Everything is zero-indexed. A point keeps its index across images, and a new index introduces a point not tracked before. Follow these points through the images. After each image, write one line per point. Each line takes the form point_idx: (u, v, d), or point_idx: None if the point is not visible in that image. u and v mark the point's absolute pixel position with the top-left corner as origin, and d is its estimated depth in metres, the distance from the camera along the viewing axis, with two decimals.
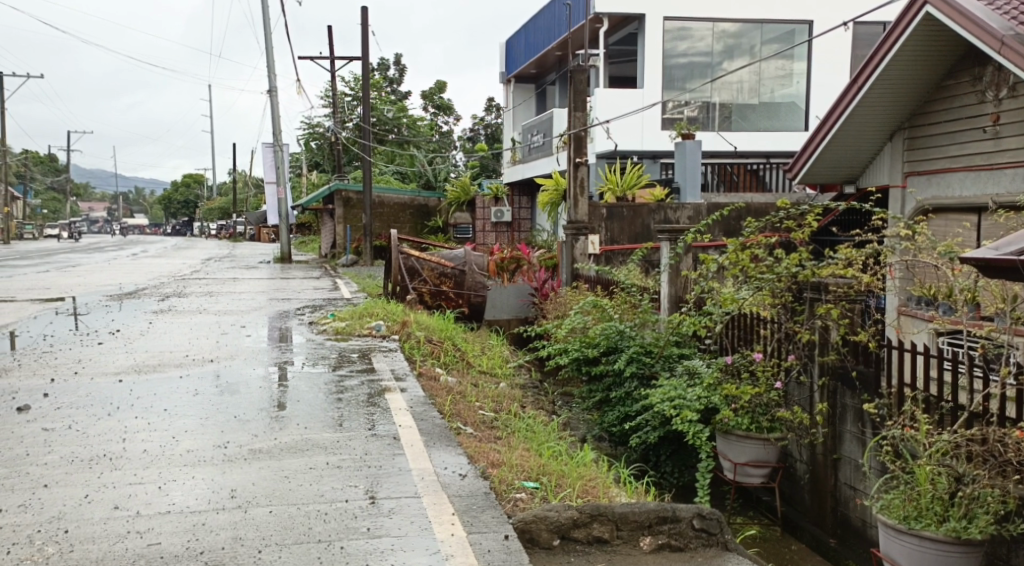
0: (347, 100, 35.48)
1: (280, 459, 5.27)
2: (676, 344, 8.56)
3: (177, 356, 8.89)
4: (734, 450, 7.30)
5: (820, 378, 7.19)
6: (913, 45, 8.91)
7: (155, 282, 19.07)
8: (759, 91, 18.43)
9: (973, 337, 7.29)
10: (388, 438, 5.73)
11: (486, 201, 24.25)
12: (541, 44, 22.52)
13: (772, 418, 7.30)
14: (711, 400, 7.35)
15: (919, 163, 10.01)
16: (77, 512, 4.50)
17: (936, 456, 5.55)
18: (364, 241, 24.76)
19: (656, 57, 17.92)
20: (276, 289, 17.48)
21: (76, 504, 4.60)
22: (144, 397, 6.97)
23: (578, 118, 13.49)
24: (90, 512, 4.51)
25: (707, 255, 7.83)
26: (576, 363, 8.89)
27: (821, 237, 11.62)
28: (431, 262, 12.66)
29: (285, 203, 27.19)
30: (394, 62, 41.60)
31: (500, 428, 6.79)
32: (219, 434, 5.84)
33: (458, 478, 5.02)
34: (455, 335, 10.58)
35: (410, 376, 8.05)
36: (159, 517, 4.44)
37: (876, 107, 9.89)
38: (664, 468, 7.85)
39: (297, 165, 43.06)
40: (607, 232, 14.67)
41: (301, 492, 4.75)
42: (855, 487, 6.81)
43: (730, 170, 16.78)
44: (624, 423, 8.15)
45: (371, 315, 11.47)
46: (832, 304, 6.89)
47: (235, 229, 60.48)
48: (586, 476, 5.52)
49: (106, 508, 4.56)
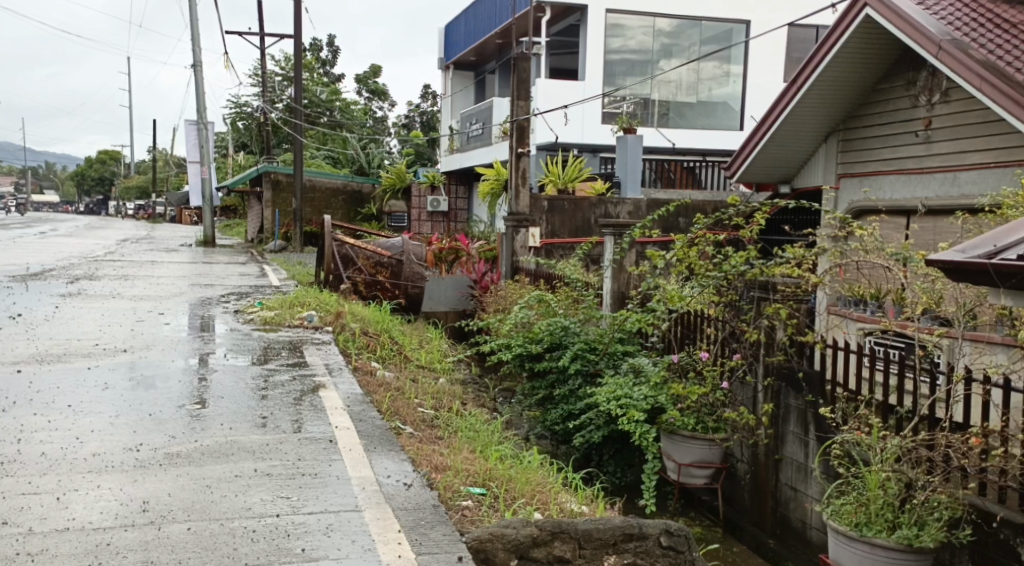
0: (277, 80, 34.55)
1: (201, 465, 4.84)
2: (620, 340, 8.21)
3: (86, 345, 8.31)
4: (679, 450, 6.88)
5: (764, 379, 6.81)
6: (852, 46, 8.79)
7: (66, 263, 18.09)
8: (696, 89, 18.30)
9: (904, 338, 7.20)
10: (324, 441, 5.35)
11: (422, 189, 23.65)
12: (481, 31, 22.12)
13: (718, 419, 6.91)
14: (658, 399, 6.96)
15: (855, 164, 9.88)
16: None
17: (888, 460, 5.13)
18: (294, 227, 24.05)
19: (596, 51, 17.64)
20: (198, 274, 16.76)
21: None
22: (44, 392, 6.43)
23: (520, 107, 13.15)
24: None
25: (654, 251, 7.40)
26: (519, 360, 8.52)
27: (770, 235, 11.53)
28: (366, 250, 12.24)
29: (210, 184, 26.23)
30: (327, 43, 40.63)
31: (441, 427, 6.49)
32: (130, 435, 5.38)
33: (403, 488, 4.66)
34: (392, 328, 10.19)
35: (344, 370, 7.67)
36: (56, 536, 4.00)
37: (814, 108, 9.75)
38: (607, 467, 7.51)
39: (223, 145, 41.92)
40: (548, 225, 14.32)
41: (226, 505, 4.34)
42: (796, 489, 6.48)
43: (667, 166, 16.66)
44: (568, 422, 7.82)
45: (303, 304, 10.97)
46: (780, 303, 6.55)
47: (154, 209, 58.52)
48: (535, 480, 5.22)
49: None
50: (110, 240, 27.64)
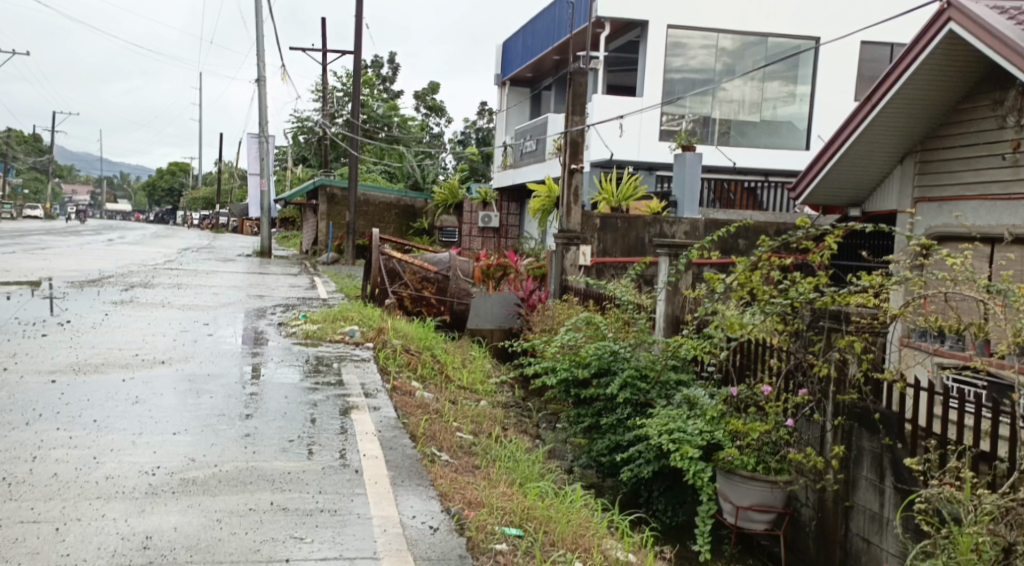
0: (337, 95, 34.65)
1: (215, 495, 4.46)
2: (673, 368, 7.70)
3: (125, 355, 8.06)
4: (737, 491, 6.27)
5: (834, 418, 6.23)
6: (933, 62, 8.22)
7: (123, 270, 18.13)
8: (759, 107, 17.75)
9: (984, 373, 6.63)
10: (350, 471, 4.95)
11: (474, 204, 23.32)
12: (539, 47, 21.79)
13: (781, 460, 6.32)
14: (715, 435, 6.42)
15: (931, 188, 9.26)
16: None
17: (984, 521, 4.53)
18: (346, 240, 23.87)
19: (656, 67, 17.17)
20: (250, 285, 16.61)
21: None
22: (73, 403, 6.16)
23: (575, 123, 12.74)
24: None
25: (711, 274, 6.82)
26: (564, 385, 8.03)
27: (842, 261, 10.93)
28: (413, 265, 11.86)
29: (268, 195, 26.23)
30: (388, 60, 40.75)
31: (479, 455, 6.06)
32: (150, 456, 5.04)
33: (428, 533, 4.24)
34: (435, 345, 9.81)
35: (382, 390, 7.28)
36: None
37: (890, 127, 9.17)
38: (656, 505, 6.90)
39: (282, 159, 42.21)
40: (600, 243, 13.82)
41: (233, 545, 3.96)
42: (870, 540, 5.94)
43: (727, 186, 16.15)
44: (615, 453, 7.28)
45: (346, 319, 10.64)
46: (854, 336, 5.95)
47: (217, 220, 59.29)
48: (577, 522, 4.74)
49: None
50: (169, 249, 27.85)
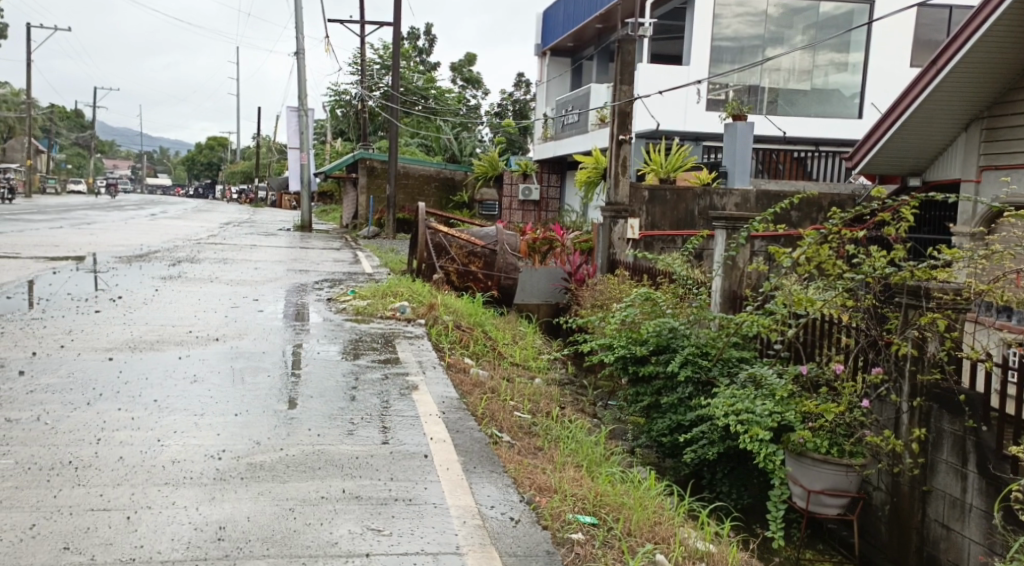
0: (375, 68, 34.47)
1: (285, 482, 4.34)
2: (734, 345, 7.44)
3: (179, 332, 8.00)
4: (808, 475, 6.06)
5: (912, 399, 5.95)
6: (1005, 23, 7.80)
7: (168, 245, 18.19)
8: (811, 74, 17.27)
9: None
10: (418, 456, 4.80)
11: (513, 176, 23.05)
12: (581, 15, 21.39)
13: (854, 443, 6.08)
14: (786, 417, 6.13)
15: (999, 156, 8.88)
16: (14, 553, 3.61)
17: None
18: (387, 214, 23.71)
19: (705, 32, 16.72)
20: (294, 259, 16.55)
21: (15, 540, 3.70)
22: (133, 382, 6.08)
23: (622, 92, 12.41)
24: (32, 554, 3.61)
25: (777, 248, 6.49)
26: (621, 363, 7.77)
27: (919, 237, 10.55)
28: (460, 239, 11.82)
29: (308, 169, 26.18)
30: (425, 32, 40.47)
31: (540, 436, 5.88)
32: (215, 439, 4.93)
33: (509, 525, 4.08)
34: (484, 321, 9.67)
35: (437, 367, 7.16)
36: None
37: (955, 94, 8.77)
38: (721, 487, 6.71)
39: (320, 132, 42.16)
40: (648, 216, 13.54)
41: (310, 536, 3.83)
42: (949, 526, 5.70)
43: (776, 157, 15.79)
44: (677, 434, 7.07)
45: (395, 294, 10.49)
46: (937, 313, 5.65)
47: (256, 194, 59.46)
48: (652, 509, 4.56)
49: (52, 549, 3.66)
50: (211, 223, 27.96)
